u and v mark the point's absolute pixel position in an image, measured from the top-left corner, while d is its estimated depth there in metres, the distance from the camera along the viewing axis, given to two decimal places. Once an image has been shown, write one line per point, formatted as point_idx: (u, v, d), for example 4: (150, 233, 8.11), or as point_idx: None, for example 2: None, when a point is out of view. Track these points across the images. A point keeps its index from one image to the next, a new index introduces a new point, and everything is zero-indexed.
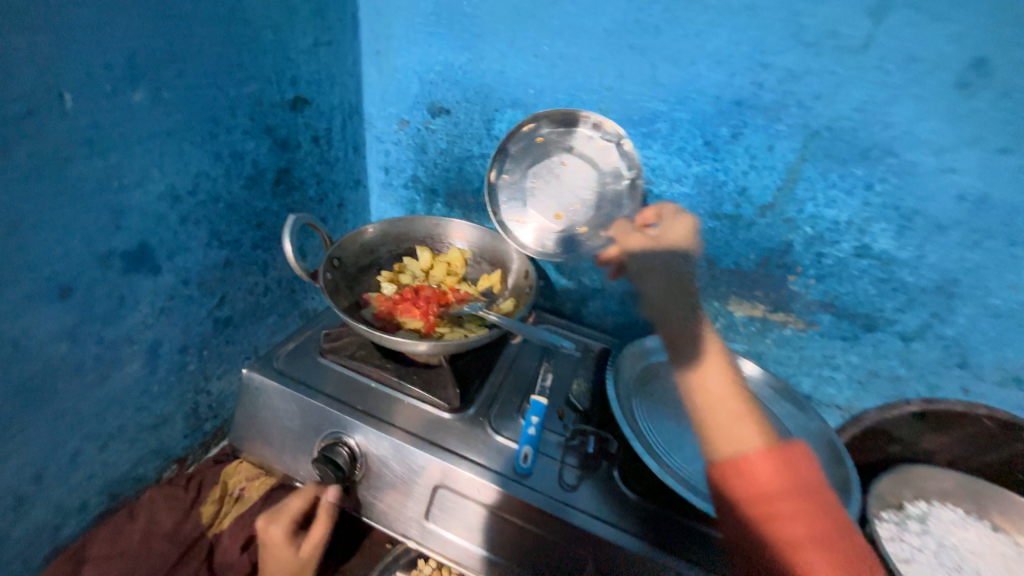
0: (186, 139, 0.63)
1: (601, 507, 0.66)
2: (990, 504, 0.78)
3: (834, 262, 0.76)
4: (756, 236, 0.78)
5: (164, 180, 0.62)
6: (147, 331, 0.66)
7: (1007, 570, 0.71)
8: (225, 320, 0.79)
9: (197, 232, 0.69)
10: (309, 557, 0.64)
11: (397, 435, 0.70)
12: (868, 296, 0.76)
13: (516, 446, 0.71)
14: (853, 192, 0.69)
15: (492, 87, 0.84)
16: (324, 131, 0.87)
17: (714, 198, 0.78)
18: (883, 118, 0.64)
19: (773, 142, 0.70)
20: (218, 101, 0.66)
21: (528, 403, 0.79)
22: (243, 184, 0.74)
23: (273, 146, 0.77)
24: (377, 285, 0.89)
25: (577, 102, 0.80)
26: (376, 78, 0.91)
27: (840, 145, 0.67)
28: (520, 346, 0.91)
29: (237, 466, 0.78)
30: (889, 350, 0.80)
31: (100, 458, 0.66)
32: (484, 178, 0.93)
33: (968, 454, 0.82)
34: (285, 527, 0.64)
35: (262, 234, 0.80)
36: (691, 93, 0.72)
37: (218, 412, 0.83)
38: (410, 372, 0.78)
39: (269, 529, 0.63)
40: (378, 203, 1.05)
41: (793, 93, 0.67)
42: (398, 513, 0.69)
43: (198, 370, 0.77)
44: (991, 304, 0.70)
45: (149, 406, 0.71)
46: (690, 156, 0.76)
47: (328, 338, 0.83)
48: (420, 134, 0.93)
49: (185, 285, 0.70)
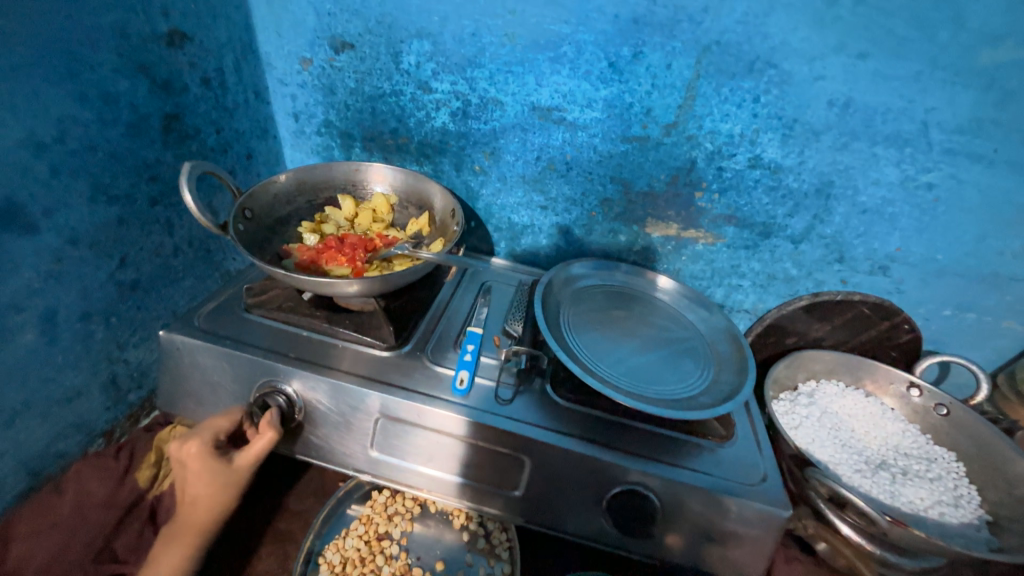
0: (38, 77, 0.56)
1: (535, 414, 0.71)
2: (864, 375, 0.93)
3: (732, 175, 0.82)
4: (664, 156, 0.83)
5: (21, 125, 0.56)
6: (35, 297, 0.61)
7: (872, 424, 0.88)
8: (132, 284, 0.74)
9: (76, 186, 0.63)
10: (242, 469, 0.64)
11: (334, 375, 0.70)
12: (762, 205, 0.85)
13: (453, 373, 0.75)
14: (742, 105, 0.75)
15: (395, 16, 0.80)
16: (215, 72, 0.80)
17: (623, 121, 0.81)
18: (761, 29, 0.69)
19: (670, 60, 0.73)
20: (73, 33, 0.59)
21: (464, 335, 0.82)
22: (124, 131, 0.67)
23: (154, 88, 0.70)
24: (300, 237, 0.86)
25: (483, 28, 0.78)
26: (267, 11, 0.84)
27: (728, 59, 0.72)
28: (455, 286, 0.93)
29: (172, 431, 0.75)
30: (783, 254, 0.90)
31: (7, 436, 0.62)
32: (399, 118, 0.90)
33: (849, 337, 0.96)
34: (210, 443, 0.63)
35: (159, 189, 0.75)
36: (591, 12, 0.73)
37: (142, 382, 0.80)
38: (343, 317, 0.78)
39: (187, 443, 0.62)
40: (293, 154, 1.00)
41: (683, 8, 0.69)
42: (344, 448, 0.71)
43: (108, 339, 0.72)
44: (859, 201, 0.80)
45: (56, 379, 0.66)
46: (597, 79, 0.78)
47: (252, 293, 0.80)
48: (326, 74, 0.88)
49: (73, 246, 0.64)
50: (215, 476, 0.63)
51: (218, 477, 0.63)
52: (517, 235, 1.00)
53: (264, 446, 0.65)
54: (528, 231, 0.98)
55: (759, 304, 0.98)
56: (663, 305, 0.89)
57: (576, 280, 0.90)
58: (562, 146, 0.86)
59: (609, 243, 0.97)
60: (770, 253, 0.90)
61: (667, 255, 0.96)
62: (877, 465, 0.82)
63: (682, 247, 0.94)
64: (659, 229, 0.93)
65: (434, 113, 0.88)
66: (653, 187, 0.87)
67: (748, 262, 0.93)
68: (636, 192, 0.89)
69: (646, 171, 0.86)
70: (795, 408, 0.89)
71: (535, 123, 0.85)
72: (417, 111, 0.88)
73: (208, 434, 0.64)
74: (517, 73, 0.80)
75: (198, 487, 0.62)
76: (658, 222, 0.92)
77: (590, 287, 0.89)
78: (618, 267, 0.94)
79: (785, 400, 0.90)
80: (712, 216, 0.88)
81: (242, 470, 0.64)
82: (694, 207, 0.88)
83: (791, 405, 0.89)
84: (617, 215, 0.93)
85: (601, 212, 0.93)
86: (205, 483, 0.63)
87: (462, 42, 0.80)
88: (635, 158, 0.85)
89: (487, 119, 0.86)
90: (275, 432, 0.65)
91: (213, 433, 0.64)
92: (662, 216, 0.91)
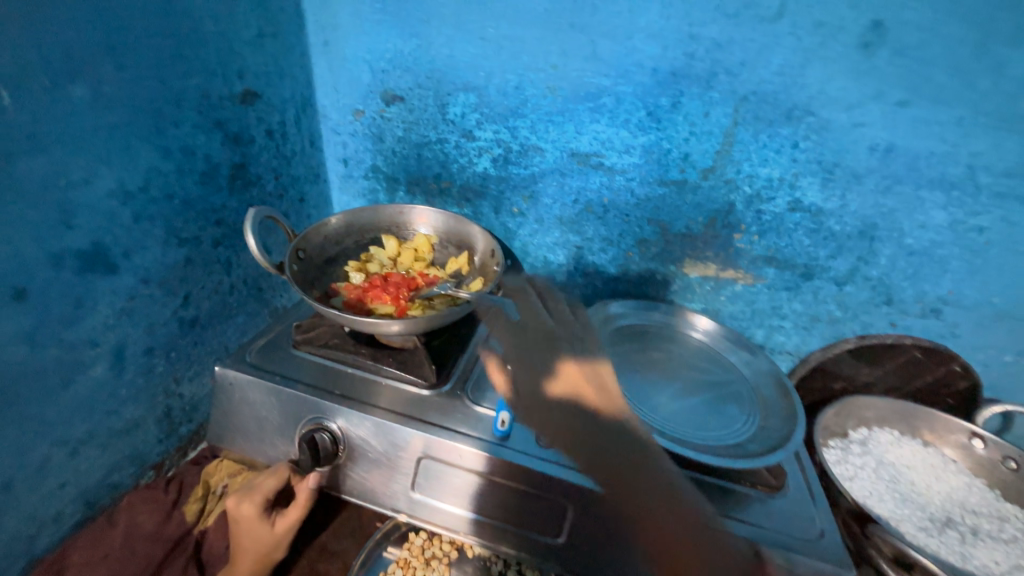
0: (131, 134, 0.62)
1: (577, 458, 0.70)
2: (921, 424, 0.89)
3: (772, 217, 0.83)
4: (702, 199, 0.84)
5: (113, 176, 0.61)
6: (109, 332, 0.65)
7: (934, 477, 0.84)
8: (192, 320, 0.78)
9: (153, 230, 0.68)
10: (283, 534, 0.67)
11: (377, 413, 0.71)
12: (803, 246, 0.84)
13: (494, 414, 0.74)
14: (782, 150, 0.76)
15: (443, 72, 0.86)
16: (278, 124, 0.87)
17: (660, 166, 0.83)
18: (799, 80, 0.71)
19: (708, 108, 0.76)
20: (162, 94, 0.65)
21: (503, 375, 0.82)
22: (197, 180, 0.73)
23: (225, 140, 0.77)
24: (346, 275, 0.89)
25: (526, 81, 0.82)
26: (327, 69, 0.92)
27: (765, 107, 0.73)
28: (493, 324, 0.93)
29: (218, 466, 0.77)
30: (826, 295, 0.89)
31: (71, 466, 0.65)
32: (443, 163, 0.95)
33: (902, 382, 0.92)
34: (259, 505, 0.66)
35: (223, 231, 0.80)
36: (630, 66, 0.76)
37: (193, 415, 0.83)
38: (386, 355, 0.80)
39: (241, 505, 0.64)
40: (341, 196, 1.06)
41: (721, 61, 0.72)
42: (386, 488, 0.71)
43: (167, 373, 0.76)
44: (906, 243, 0.79)
45: (119, 411, 0.70)
46: (636, 127, 0.81)
47: (300, 329, 0.83)
48: (376, 124, 0.94)
49: (146, 284, 0.69)
50: (260, 537, 0.66)
51: (263, 539, 0.66)
52: (553, 274, 1.02)
53: (301, 512, 0.68)
54: (564, 270, 1.00)
55: (803, 346, 0.95)
56: (703, 346, 0.87)
57: (615, 320, 0.90)
58: (600, 189, 0.89)
59: (645, 283, 0.97)
60: (812, 295, 0.89)
61: (705, 295, 0.96)
62: (943, 523, 0.77)
63: (720, 287, 0.94)
64: (697, 270, 0.93)
65: (477, 159, 0.92)
66: (691, 229, 0.89)
67: (790, 303, 0.92)
68: (673, 234, 0.90)
69: (684, 214, 0.87)
70: (848, 458, 0.85)
71: (573, 168, 0.88)
72: (460, 157, 0.93)
73: (256, 497, 0.66)
74: (557, 122, 0.84)
75: (244, 544, 0.66)
76: (696, 263, 0.92)
77: (629, 327, 0.89)
78: (656, 307, 0.94)
79: (835, 448, 0.86)
80: (752, 257, 0.88)
81: (282, 534, 0.67)
82: (732, 248, 0.88)
83: (844, 455, 0.86)
84: (654, 255, 0.94)
85: (637, 252, 0.94)
86: (251, 541, 0.66)
87: (505, 94, 0.85)
88: (673, 200, 0.86)
89: (526, 164, 0.90)
90: (307, 500, 0.68)
91: (263, 495, 0.66)
92: (700, 257, 0.91)
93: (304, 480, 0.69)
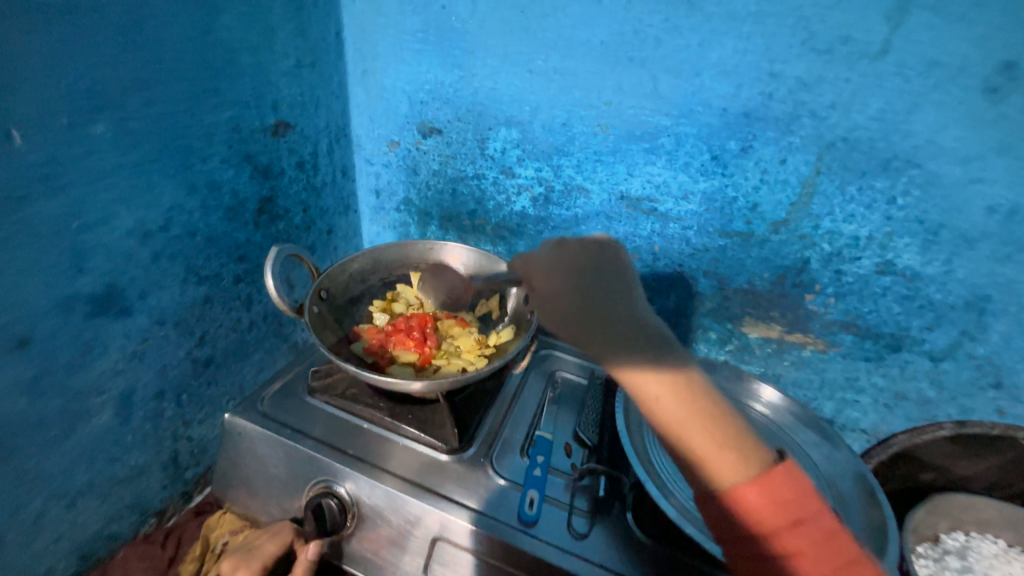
0: (155, 170, 0.59)
1: (614, 556, 0.60)
2: None
3: (854, 279, 0.71)
4: (769, 253, 0.74)
5: (133, 216, 0.58)
6: (117, 378, 0.61)
7: None
8: (206, 359, 0.74)
9: (172, 269, 0.64)
10: None
11: (389, 483, 0.64)
12: (892, 314, 0.72)
13: (520, 491, 0.65)
14: (873, 206, 0.65)
15: (485, 105, 0.80)
16: (310, 155, 0.83)
17: (723, 215, 0.74)
18: (903, 127, 0.60)
19: (785, 155, 0.67)
20: (192, 128, 0.62)
21: (533, 442, 0.72)
22: (222, 215, 0.70)
23: (254, 173, 0.73)
24: (370, 316, 0.83)
25: (575, 118, 0.76)
26: (364, 98, 0.88)
27: (856, 156, 0.63)
28: (524, 375, 0.83)
29: (220, 518, 0.70)
30: (917, 371, 0.75)
31: (67, 519, 0.61)
32: (479, 200, 0.88)
33: (1008, 479, 0.77)
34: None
35: (245, 267, 0.76)
36: (696, 105, 0.68)
37: (200, 458, 0.78)
38: (406, 410, 0.72)
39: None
40: (370, 227, 1.01)
41: (805, 103, 0.63)
42: (393, 567, 0.63)
43: (176, 416, 0.71)
44: None
45: (123, 459, 0.65)
46: (697, 171, 0.72)
47: (318, 375, 0.77)
48: (411, 156, 0.89)
49: (160, 326, 0.65)
50: None
51: None
52: None
53: None
54: None
55: (882, 425, 0.81)
56: (769, 421, 0.75)
57: None
58: (651, 236, 0.80)
59: (696, 339, 0.87)
60: (899, 369, 0.76)
61: (765, 359, 0.84)
62: None
63: (784, 352, 0.82)
64: (757, 330, 0.82)
65: (515, 197, 0.85)
66: (754, 285, 0.78)
67: (869, 376, 0.78)
68: (733, 289, 0.80)
69: (748, 268, 0.77)
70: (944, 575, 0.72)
71: (622, 212, 0.80)
72: (497, 194, 0.86)
73: (255, 566, 0.58)
74: (607, 162, 0.77)
75: None
76: (757, 322, 0.81)
77: None
78: (711, 368, 0.82)
79: (927, 560, 0.73)
80: (825, 321, 0.76)
81: None
82: (802, 310, 0.77)
83: (937, 569, 0.72)
84: (708, 310, 0.83)
85: (689, 305, 0.84)
86: None
87: (552, 131, 0.78)
88: (735, 253, 0.76)
89: (569, 205, 0.82)
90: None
91: (261, 563, 0.59)
92: (762, 316, 0.80)
93: (306, 550, 0.61)
